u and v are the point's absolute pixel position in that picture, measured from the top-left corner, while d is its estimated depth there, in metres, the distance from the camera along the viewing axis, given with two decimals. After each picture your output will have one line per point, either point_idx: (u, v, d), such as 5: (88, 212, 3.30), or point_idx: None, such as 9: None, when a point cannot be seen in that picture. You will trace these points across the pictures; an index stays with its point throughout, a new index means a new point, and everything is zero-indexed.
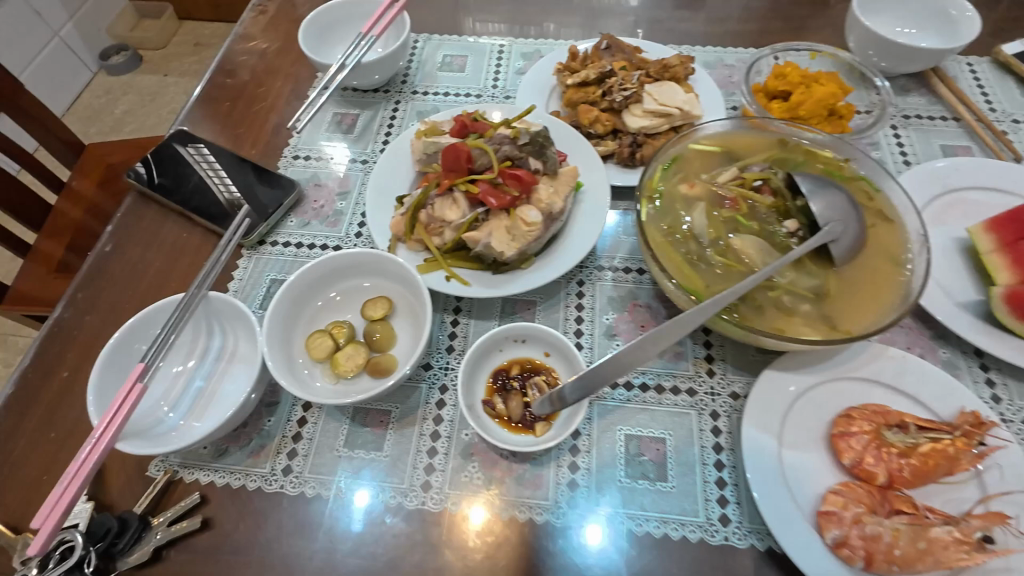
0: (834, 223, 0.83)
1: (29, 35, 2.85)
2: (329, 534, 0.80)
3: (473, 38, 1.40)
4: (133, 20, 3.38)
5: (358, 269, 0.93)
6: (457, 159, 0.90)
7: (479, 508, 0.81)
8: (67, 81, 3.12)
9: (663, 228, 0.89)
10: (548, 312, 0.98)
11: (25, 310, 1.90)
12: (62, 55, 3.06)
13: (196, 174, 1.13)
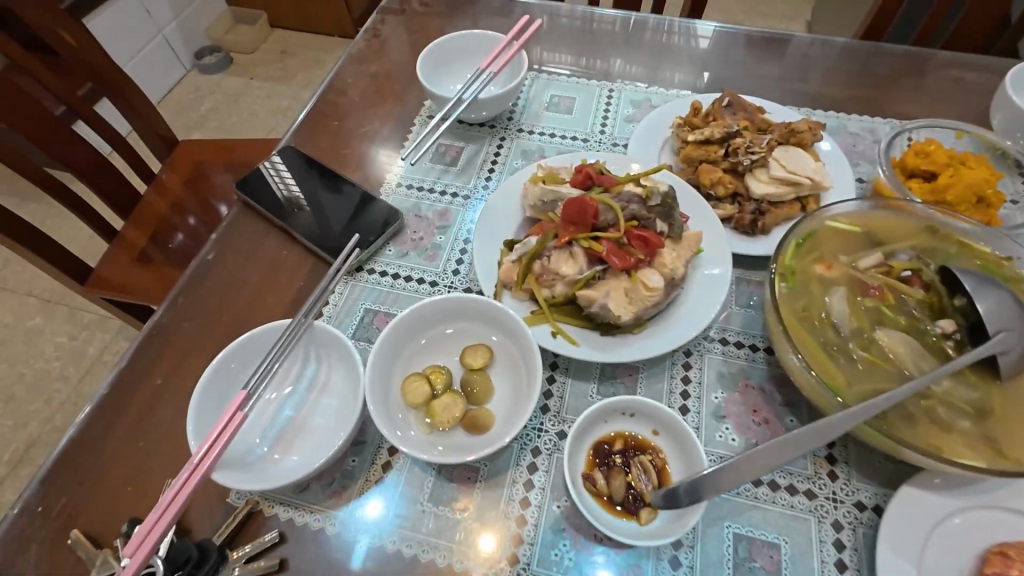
0: (1008, 332, 0.72)
1: (136, 31, 3.05)
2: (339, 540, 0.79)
3: (582, 79, 1.38)
4: (230, 25, 3.57)
5: (462, 313, 0.89)
6: (582, 213, 0.86)
7: (490, 536, 0.79)
8: (164, 76, 3.30)
9: (798, 310, 0.82)
10: (651, 381, 0.92)
11: (104, 294, 1.95)
12: (161, 51, 3.24)
13: (261, 172, 1.17)
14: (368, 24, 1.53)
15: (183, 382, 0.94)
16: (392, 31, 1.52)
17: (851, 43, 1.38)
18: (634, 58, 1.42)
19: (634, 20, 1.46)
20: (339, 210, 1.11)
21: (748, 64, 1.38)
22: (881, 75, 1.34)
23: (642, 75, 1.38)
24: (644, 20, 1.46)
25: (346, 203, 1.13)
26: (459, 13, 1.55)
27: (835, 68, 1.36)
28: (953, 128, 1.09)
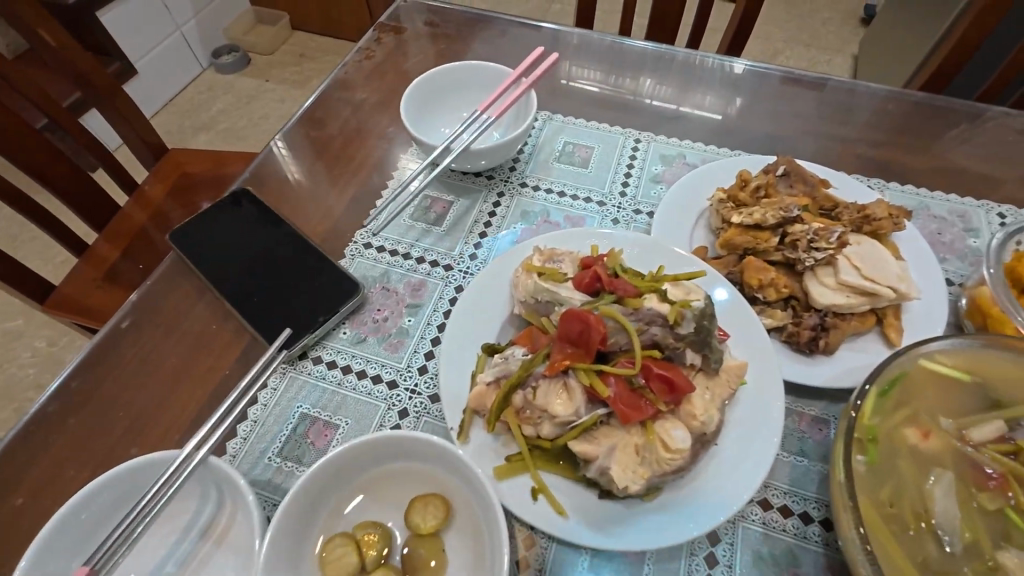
0: None
1: (153, 27, 2.90)
2: None
3: (604, 124, 1.16)
4: (250, 24, 3.41)
5: (412, 454, 0.65)
6: (585, 334, 0.63)
7: None
8: (177, 74, 3.14)
9: (883, 503, 0.57)
10: (664, 558, 0.68)
11: (76, 319, 1.67)
12: (178, 48, 3.09)
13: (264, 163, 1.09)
14: (363, 43, 1.32)
15: (54, 503, 0.73)
16: (390, 54, 1.32)
17: (944, 99, 1.12)
18: (674, 79, 1.19)
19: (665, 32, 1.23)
20: (286, 273, 0.88)
21: (811, 117, 1.13)
22: (982, 142, 1.07)
23: (670, 96, 1.18)
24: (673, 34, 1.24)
25: (300, 263, 0.90)
26: (470, 37, 1.33)
27: (927, 130, 1.10)
28: None
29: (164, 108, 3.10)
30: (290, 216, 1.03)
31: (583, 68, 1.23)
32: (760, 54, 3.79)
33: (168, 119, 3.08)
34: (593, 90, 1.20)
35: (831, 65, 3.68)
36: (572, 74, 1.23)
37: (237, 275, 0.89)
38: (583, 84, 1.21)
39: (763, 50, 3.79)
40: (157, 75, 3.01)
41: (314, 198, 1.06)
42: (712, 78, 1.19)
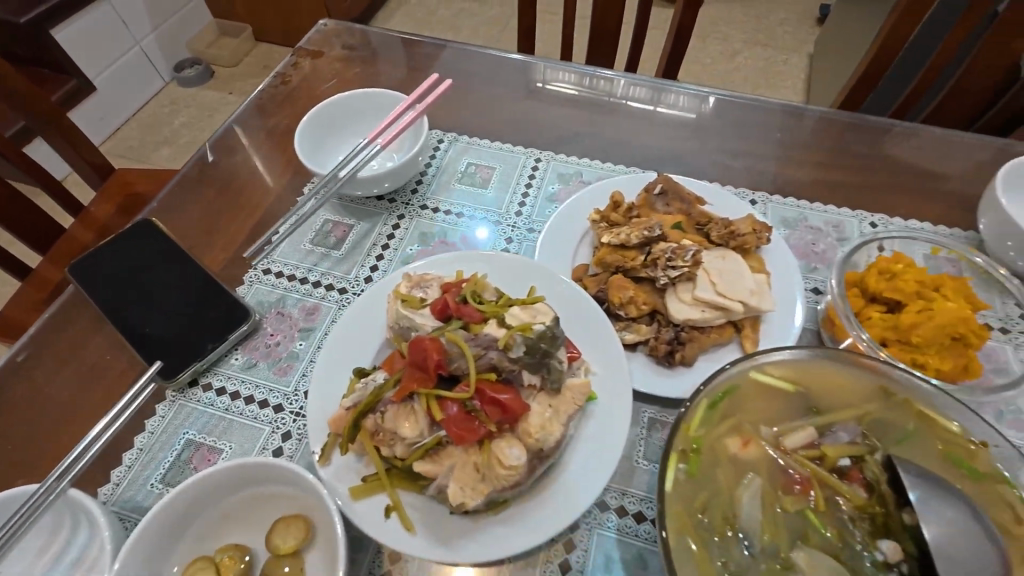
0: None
1: (110, 43, 2.86)
2: None
3: (508, 143, 1.20)
4: (215, 36, 3.36)
5: (271, 478, 0.69)
6: (425, 359, 0.66)
7: None
8: (137, 91, 3.10)
9: (698, 510, 0.61)
10: (520, 566, 0.72)
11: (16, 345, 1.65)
12: (138, 64, 3.05)
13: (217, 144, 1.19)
14: (280, 67, 1.35)
15: None
16: (308, 79, 1.34)
17: (835, 112, 1.17)
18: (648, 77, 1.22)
19: None
20: (177, 298, 0.90)
21: (707, 133, 1.18)
22: (864, 154, 1.13)
23: (645, 96, 1.22)
24: None
25: (192, 289, 0.92)
26: (388, 60, 1.36)
27: (814, 144, 1.15)
28: (928, 242, 0.91)
29: (125, 124, 3.06)
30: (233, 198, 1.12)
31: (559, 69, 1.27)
32: (724, 55, 3.85)
33: (128, 134, 3.04)
34: (569, 91, 1.25)
35: (794, 63, 3.73)
36: (549, 76, 1.27)
37: (131, 300, 0.91)
38: (560, 86, 1.26)
39: (725, 52, 3.86)
40: (117, 91, 2.97)
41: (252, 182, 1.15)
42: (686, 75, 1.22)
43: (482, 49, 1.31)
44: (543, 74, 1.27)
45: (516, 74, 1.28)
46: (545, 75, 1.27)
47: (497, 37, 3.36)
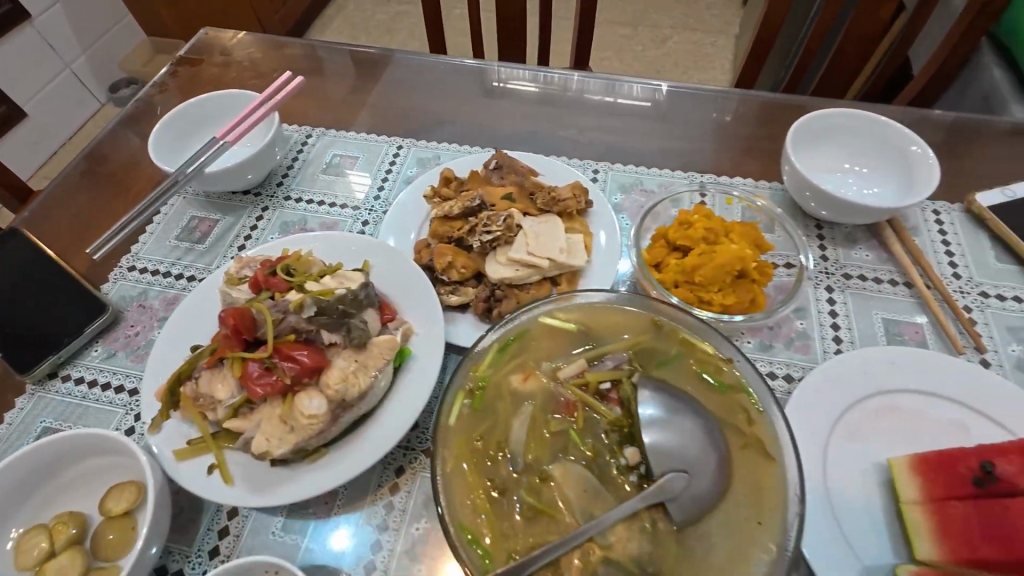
0: (676, 471, 0.64)
1: (38, 66, 2.73)
2: None
3: (373, 134, 1.26)
4: (150, 51, 3.01)
5: (102, 447, 0.75)
6: (225, 328, 0.73)
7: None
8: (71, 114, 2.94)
9: (474, 439, 0.69)
10: (347, 510, 0.79)
11: None
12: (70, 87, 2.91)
13: (97, 147, 1.25)
14: (159, 77, 1.40)
15: None
16: (185, 86, 1.39)
17: (678, 86, 1.27)
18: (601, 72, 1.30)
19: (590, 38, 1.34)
20: (29, 290, 0.93)
21: (558, 113, 1.27)
22: (702, 122, 1.23)
23: (601, 90, 1.29)
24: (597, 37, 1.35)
25: (44, 280, 0.95)
26: (265, 65, 1.43)
27: (655, 116, 1.25)
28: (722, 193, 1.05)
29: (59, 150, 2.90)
30: (108, 198, 1.18)
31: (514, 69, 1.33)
32: (655, 42, 3.93)
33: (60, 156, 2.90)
34: (525, 89, 1.31)
35: (722, 47, 3.85)
36: (505, 76, 1.33)
37: None
38: (518, 84, 1.32)
39: (654, 38, 3.95)
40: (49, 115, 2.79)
41: (125, 184, 1.20)
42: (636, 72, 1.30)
43: (437, 59, 1.37)
44: (499, 74, 1.33)
45: (472, 76, 1.34)
46: (501, 75, 1.33)
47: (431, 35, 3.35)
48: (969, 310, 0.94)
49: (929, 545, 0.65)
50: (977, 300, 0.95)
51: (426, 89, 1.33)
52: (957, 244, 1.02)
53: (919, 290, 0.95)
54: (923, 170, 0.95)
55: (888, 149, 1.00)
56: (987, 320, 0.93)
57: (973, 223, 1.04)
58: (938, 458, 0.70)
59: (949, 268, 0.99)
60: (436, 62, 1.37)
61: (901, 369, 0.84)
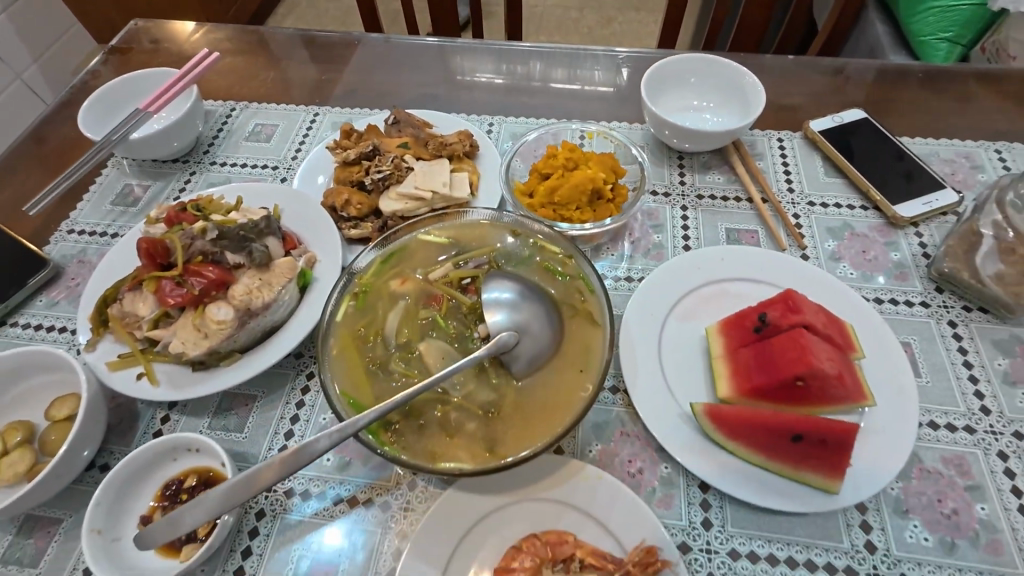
0: (513, 333, 0.79)
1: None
2: None
3: (292, 105, 1.39)
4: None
5: (39, 367, 0.86)
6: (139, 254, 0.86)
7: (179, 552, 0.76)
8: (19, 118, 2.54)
9: (357, 329, 0.84)
10: (265, 408, 0.93)
11: None
12: (21, 97, 2.53)
13: (35, 131, 1.35)
14: (92, 66, 1.50)
15: None
16: (118, 73, 1.50)
17: (567, 48, 1.41)
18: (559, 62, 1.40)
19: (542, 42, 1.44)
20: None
21: (461, 79, 1.41)
22: (588, 78, 1.38)
23: (560, 65, 1.40)
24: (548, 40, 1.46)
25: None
26: (192, 51, 1.54)
27: (546, 75, 1.39)
28: (581, 128, 1.18)
29: None
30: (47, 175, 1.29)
31: (479, 65, 1.43)
32: (600, 22, 4.03)
33: None
34: (491, 81, 1.39)
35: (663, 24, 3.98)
36: (471, 71, 1.42)
37: None
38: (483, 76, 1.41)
39: (600, 22, 4.05)
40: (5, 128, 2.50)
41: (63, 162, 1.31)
42: (600, 53, 1.40)
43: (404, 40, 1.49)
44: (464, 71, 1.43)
45: (439, 59, 1.45)
46: (466, 71, 1.43)
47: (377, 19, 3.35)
48: (797, 216, 1.11)
49: (727, 384, 0.82)
50: (804, 208, 1.12)
51: (387, 67, 1.45)
52: (794, 165, 1.19)
53: (755, 203, 1.11)
54: (753, 97, 1.14)
55: (726, 86, 1.18)
56: (811, 224, 1.10)
57: (810, 147, 1.21)
58: (737, 319, 0.87)
59: (785, 185, 1.16)
60: (405, 46, 1.48)
61: (729, 262, 1.01)
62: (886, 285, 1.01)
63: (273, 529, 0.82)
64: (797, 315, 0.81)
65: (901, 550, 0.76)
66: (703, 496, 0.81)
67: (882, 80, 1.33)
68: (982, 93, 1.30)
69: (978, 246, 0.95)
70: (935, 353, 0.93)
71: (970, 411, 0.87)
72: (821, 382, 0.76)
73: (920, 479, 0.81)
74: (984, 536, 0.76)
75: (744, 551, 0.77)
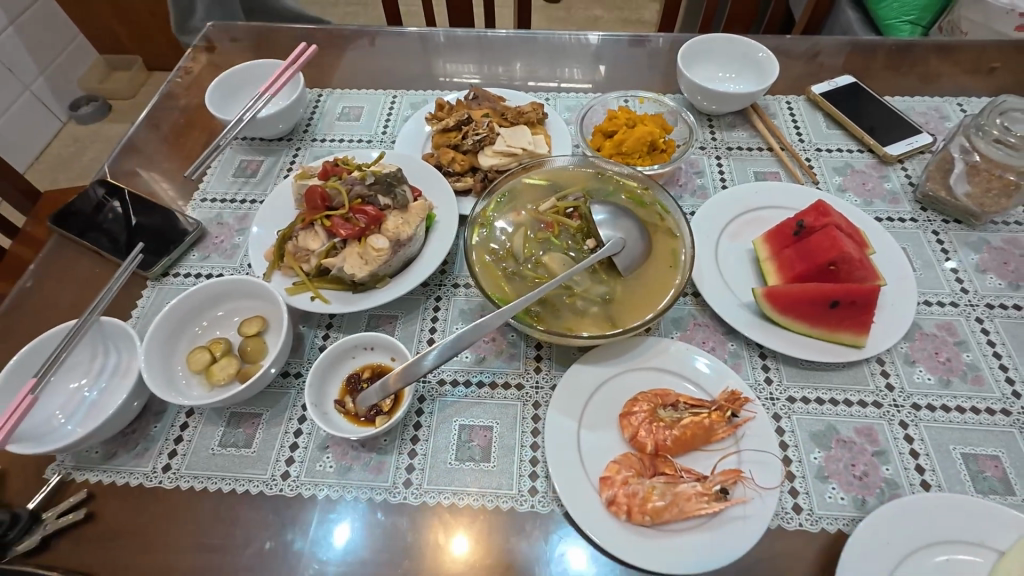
0: (617, 241, 1.03)
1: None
2: (146, 447, 1.01)
3: (372, 90, 1.60)
4: (105, 70, 3.20)
5: (233, 293, 1.10)
6: (314, 198, 1.10)
7: (372, 425, 0.98)
8: (32, 133, 2.90)
9: (489, 249, 1.08)
10: (407, 324, 1.15)
11: None
12: (29, 108, 2.89)
13: (146, 119, 1.53)
14: (181, 63, 1.68)
15: None
16: (207, 68, 1.69)
17: (602, 34, 1.65)
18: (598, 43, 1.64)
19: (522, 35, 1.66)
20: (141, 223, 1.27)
21: (496, 61, 1.64)
22: (622, 57, 1.62)
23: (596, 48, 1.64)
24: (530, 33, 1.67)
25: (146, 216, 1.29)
26: (268, 46, 1.73)
27: (587, 55, 1.63)
28: (632, 95, 1.42)
29: (27, 173, 2.88)
30: (166, 155, 1.47)
31: (527, 46, 1.65)
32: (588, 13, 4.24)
33: (35, 179, 2.87)
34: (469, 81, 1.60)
35: (648, 16, 4.21)
36: (452, 73, 1.62)
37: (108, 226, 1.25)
38: (463, 77, 1.61)
39: (586, 15, 4.25)
40: None
41: (177, 144, 1.49)
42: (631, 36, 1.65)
43: (459, 33, 1.67)
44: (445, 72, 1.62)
45: (497, 45, 1.66)
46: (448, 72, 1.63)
47: (381, 14, 3.49)
48: (810, 160, 1.38)
49: (775, 277, 1.09)
50: (814, 153, 1.39)
51: (448, 52, 1.66)
52: (802, 121, 1.46)
53: (775, 150, 1.38)
54: (767, 66, 1.41)
55: (745, 58, 1.45)
56: (820, 165, 1.37)
57: (813, 106, 1.49)
58: (778, 230, 1.15)
59: (797, 137, 1.43)
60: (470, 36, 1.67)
61: (762, 194, 1.26)
62: (884, 208, 1.28)
63: (434, 408, 1.04)
64: (824, 219, 1.11)
65: (912, 386, 1.03)
66: (763, 361, 1.07)
67: (865, 49, 1.61)
68: (943, 58, 1.60)
69: (952, 170, 1.22)
70: (924, 253, 1.20)
71: (953, 291, 1.14)
72: (848, 265, 1.05)
73: (922, 339, 1.08)
74: (971, 374, 1.04)
75: (798, 396, 1.03)
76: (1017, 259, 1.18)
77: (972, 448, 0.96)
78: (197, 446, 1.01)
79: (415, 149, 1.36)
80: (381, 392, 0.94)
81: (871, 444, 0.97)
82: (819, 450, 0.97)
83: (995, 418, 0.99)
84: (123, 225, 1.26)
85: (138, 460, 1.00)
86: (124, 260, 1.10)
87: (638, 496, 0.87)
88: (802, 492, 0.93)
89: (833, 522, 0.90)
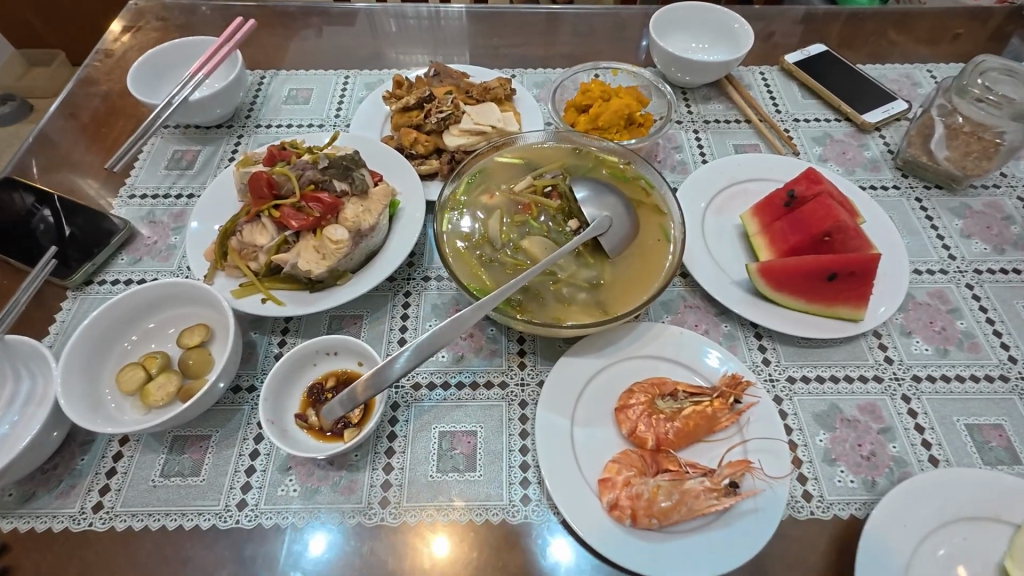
0: (603, 220, 0.95)
1: None
2: (73, 484, 0.86)
3: (321, 70, 1.46)
4: (22, 67, 2.83)
5: (169, 300, 0.95)
6: (259, 185, 0.97)
7: (339, 441, 0.86)
8: None
9: (462, 236, 0.98)
10: (373, 323, 1.03)
11: None
12: None
13: (60, 107, 1.34)
14: (99, 45, 1.49)
15: None
16: (130, 50, 1.50)
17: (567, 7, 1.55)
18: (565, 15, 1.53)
19: (471, 12, 1.54)
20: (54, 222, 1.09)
21: (441, 44, 1.51)
22: (591, 28, 1.52)
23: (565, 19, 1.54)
24: (478, 8, 1.55)
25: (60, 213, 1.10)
26: (202, 25, 1.55)
27: (553, 28, 1.53)
28: (605, 68, 1.33)
29: None
30: (86, 148, 1.29)
31: (488, 19, 1.54)
32: None
33: None
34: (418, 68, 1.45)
35: None
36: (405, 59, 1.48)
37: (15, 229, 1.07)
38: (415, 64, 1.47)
39: None
40: None
41: (99, 135, 1.32)
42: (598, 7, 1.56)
43: (411, 7, 1.54)
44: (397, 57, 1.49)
45: (452, 19, 1.54)
46: (389, 56, 1.49)
47: None
48: (788, 131, 1.33)
49: (768, 252, 1.03)
50: (792, 124, 1.34)
51: (403, 28, 1.53)
52: (777, 92, 1.41)
53: (753, 122, 1.33)
54: (742, 36, 1.35)
55: (720, 28, 1.38)
56: (800, 136, 1.32)
57: (786, 76, 1.44)
58: (766, 203, 1.09)
59: (774, 108, 1.38)
60: (421, 12, 1.54)
61: (745, 167, 1.20)
62: (866, 176, 1.25)
63: (410, 415, 0.94)
64: (815, 187, 1.07)
65: (910, 358, 0.99)
66: (759, 341, 1.01)
67: (833, 17, 1.57)
68: (909, 24, 1.58)
69: (931, 135, 1.19)
70: (909, 222, 1.17)
71: (941, 259, 1.12)
72: (843, 236, 1.01)
73: (915, 309, 1.05)
74: (966, 341, 1.01)
75: (798, 375, 0.97)
76: (999, 223, 1.17)
77: (975, 418, 0.93)
78: (134, 478, 0.87)
79: (373, 133, 1.24)
80: (348, 402, 0.82)
81: (876, 421, 0.93)
82: (824, 432, 0.92)
83: (994, 385, 0.96)
84: (31, 225, 1.08)
85: (62, 501, 0.85)
86: (36, 266, 0.94)
87: (643, 498, 0.78)
88: (811, 478, 0.87)
89: (845, 508, 0.85)
